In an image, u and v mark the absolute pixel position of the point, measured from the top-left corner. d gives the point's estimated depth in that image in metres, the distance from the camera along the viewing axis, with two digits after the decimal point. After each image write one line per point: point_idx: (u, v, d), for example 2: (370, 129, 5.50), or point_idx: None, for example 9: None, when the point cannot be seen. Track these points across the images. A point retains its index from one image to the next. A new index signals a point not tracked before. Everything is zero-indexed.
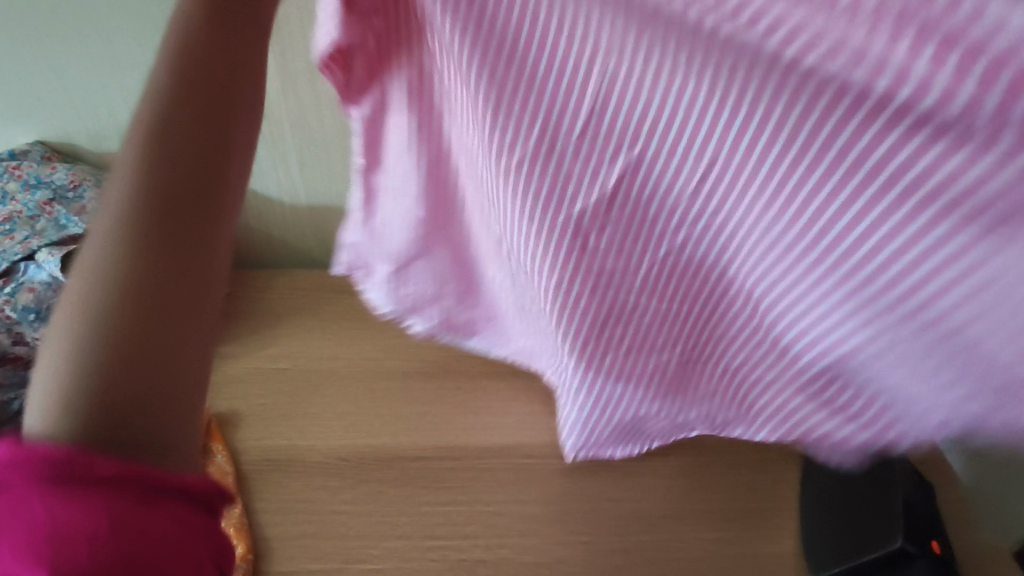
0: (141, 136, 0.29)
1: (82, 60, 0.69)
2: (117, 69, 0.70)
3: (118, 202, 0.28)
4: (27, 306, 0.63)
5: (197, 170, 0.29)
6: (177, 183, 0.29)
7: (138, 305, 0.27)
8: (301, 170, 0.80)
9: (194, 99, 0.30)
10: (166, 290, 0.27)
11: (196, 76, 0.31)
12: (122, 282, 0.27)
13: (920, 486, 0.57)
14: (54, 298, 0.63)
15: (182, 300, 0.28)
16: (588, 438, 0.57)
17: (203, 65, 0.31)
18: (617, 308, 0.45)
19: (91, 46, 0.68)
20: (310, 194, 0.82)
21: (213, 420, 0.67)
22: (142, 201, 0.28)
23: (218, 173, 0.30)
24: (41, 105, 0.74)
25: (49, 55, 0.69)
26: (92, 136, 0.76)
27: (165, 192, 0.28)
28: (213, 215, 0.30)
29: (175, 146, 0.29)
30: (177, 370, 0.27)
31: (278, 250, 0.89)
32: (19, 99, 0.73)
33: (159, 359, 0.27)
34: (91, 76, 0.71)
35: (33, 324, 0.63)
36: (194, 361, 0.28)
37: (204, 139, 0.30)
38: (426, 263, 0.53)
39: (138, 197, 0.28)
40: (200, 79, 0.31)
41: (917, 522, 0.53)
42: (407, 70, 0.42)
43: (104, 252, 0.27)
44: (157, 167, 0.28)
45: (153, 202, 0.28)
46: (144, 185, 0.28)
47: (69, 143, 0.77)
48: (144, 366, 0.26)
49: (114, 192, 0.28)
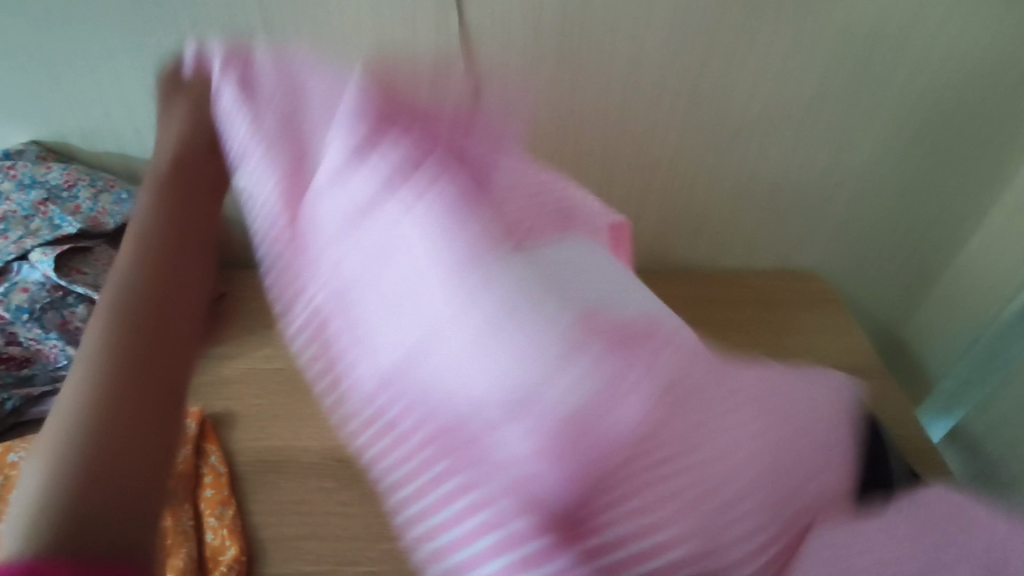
0: (124, 267, 0.30)
1: (78, 59, 0.69)
2: (114, 68, 0.70)
3: (93, 333, 0.27)
4: (20, 306, 0.62)
5: (172, 286, 0.30)
6: (154, 298, 0.29)
7: (104, 409, 0.24)
8: None
9: (199, 221, 0.35)
10: (136, 389, 0.26)
11: (186, 207, 0.35)
12: (90, 394, 0.25)
13: None
14: (48, 299, 0.63)
15: (155, 401, 0.26)
16: None
17: (188, 187, 0.37)
18: None
19: (87, 45, 0.68)
20: None
21: (207, 421, 0.66)
22: (121, 317, 0.28)
23: (187, 289, 0.31)
24: (36, 105, 0.73)
25: (44, 54, 0.69)
26: (88, 137, 0.76)
27: (142, 307, 0.28)
28: (189, 326, 0.29)
29: (161, 265, 0.31)
30: (146, 470, 0.24)
31: None
32: (14, 98, 0.73)
33: (128, 460, 0.23)
34: (88, 75, 0.71)
35: (27, 325, 0.62)
36: (164, 462, 0.24)
37: (178, 263, 0.31)
38: None
39: (115, 316, 0.28)
40: (190, 213, 0.35)
41: None
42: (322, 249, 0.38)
43: (77, 377, 0.26)
44: (131, 289, 0.29)
45: (128, 315, 0.28)
46: (118, 306, 0.28)
47: (65, 142, 0.77)
48: (111, 466, 0.23)
49: (96, 324, 0.28)
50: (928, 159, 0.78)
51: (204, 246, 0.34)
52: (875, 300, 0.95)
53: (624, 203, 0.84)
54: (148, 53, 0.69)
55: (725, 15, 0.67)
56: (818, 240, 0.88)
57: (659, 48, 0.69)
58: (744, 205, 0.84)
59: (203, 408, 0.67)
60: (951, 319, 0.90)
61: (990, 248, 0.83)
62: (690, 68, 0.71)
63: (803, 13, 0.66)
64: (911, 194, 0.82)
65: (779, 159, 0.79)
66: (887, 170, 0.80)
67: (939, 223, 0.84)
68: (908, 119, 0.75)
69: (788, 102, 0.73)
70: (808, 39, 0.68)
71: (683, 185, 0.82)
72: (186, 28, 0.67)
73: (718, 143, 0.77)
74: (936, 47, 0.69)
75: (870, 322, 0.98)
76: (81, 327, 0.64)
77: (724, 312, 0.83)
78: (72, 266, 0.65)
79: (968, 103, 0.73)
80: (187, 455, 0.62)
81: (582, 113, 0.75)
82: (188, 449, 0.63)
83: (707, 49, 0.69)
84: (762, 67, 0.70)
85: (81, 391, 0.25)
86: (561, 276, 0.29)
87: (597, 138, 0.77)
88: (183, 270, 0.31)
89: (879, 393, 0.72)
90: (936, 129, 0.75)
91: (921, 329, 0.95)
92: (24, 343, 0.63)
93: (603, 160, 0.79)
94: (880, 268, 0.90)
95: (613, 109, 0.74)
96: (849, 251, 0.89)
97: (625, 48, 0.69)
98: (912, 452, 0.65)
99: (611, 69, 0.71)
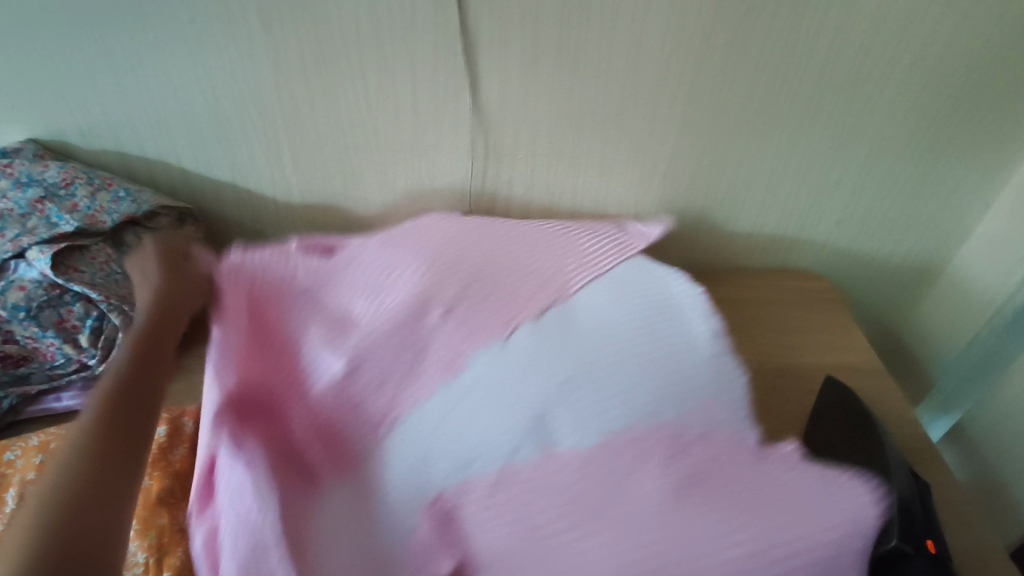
0: (79, 438, 0.45)
1: (74, 58, 0.69)
2: (109, 67, 0.70)
3: (52, 486, 0.42)
4: (17, 304, 0.61)
5: (121, 445, 0.46)
6: (109, 456, 0.44)
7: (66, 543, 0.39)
8: (295, 170, 0.80)
9: (149, 387, 0.51)
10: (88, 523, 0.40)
11: (139, 375, 0.51)
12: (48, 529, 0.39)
13: (915, 486, 0.56)
14: (45, 297, 0.62)
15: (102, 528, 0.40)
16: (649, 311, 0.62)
17: (146, 361, 0.53)
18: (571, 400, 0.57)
19: (82, 45, 0.68)
20: (304, 193, 0.82)
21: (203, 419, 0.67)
22: (74, 473, 0.42)
23: (140, 443, 0.47)
24: (33, 104, 0.73)
25: (40, 52, 0.69)
26: (86, 135, 0.76)
27: (99, 463, 0.44)
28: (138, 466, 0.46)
29: (119, 427, 0.47)
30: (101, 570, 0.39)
31: None
32: (10, 97, 0.72)
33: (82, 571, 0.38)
34: (83, 75, 0.71)
35: (23, 323, 0.62)
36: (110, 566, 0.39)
37: (141, 419, 0.48)
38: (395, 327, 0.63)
39: (70, 472, 0.42)
40: (142, 374, 0.51)
41: (913, 522, 0.52)
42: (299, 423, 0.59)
43: (40, 516, 0.40)
44: (89, 450, 0.44)
45: (84, 470, 0.43)
46: (79, 463, 0.43)
47: (62, 141, 0.76)
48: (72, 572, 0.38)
49: (51, 477, 0.42)
50: (925, 158, 0.78)
51: (149, 411, 0.49)
52: (873, 300, 0.94)
53: (622, 203, 0.84)
54: (146, 52, 0.69)
55: (722, 14, 0.67)
56: (816, 239, 0.88)
57: (657, 47, 0.69)
58: (742, 204, 0.84)
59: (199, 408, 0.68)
60: (949, 319, 0.89)
61: (988, 247, 0.83)
62: (687, 67, 0.71)
63: (800, 12, 0.66)
64: (908, 194, 0.82)
65: (776, 158, 0.79)
66: (885, 169, 0.80)
67: (936, 222, 0.84)
68: (905, 118, 0.75)
69: (786, 101, 0.74)
70: (805, 38, 0.68)
71: (681, 185, 0.82)
72: (185, 26, 0.67)
73: (716, 142, 0.77)
74: (933, 47, 0.69)
75: (868, 322, 0.97)
76: (79, 326, 0.63)
77: (722, 311, 0.83)
78: (69, 265, 0.64)
79: (965, 102, 0.73)
80: (182, 453, 0.62)
81: (579, 112, 0.75)
82: (183, 448, 0.63)
83: (704, 49, 0.69)
84: (759, 66, 0.71)
85: (51, 493, 0.41)
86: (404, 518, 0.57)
87: (596, 138, 0.77)
88: (128, 422, 0.47)
89: (876, 392, 0.72)
90: (933, 128, 0.76)
91: (919, 329, 0.95)
92: (20, 342, 0.62)
93: (602, 159, 0.79)
94: (878, 268, 0.90)
95: (611, 108, 0.74)
96: (846, 251, 0.89)
97: (622, 48, 0.69)
98: (908, 452, 0.65)
99: (609, 68, 0.71)
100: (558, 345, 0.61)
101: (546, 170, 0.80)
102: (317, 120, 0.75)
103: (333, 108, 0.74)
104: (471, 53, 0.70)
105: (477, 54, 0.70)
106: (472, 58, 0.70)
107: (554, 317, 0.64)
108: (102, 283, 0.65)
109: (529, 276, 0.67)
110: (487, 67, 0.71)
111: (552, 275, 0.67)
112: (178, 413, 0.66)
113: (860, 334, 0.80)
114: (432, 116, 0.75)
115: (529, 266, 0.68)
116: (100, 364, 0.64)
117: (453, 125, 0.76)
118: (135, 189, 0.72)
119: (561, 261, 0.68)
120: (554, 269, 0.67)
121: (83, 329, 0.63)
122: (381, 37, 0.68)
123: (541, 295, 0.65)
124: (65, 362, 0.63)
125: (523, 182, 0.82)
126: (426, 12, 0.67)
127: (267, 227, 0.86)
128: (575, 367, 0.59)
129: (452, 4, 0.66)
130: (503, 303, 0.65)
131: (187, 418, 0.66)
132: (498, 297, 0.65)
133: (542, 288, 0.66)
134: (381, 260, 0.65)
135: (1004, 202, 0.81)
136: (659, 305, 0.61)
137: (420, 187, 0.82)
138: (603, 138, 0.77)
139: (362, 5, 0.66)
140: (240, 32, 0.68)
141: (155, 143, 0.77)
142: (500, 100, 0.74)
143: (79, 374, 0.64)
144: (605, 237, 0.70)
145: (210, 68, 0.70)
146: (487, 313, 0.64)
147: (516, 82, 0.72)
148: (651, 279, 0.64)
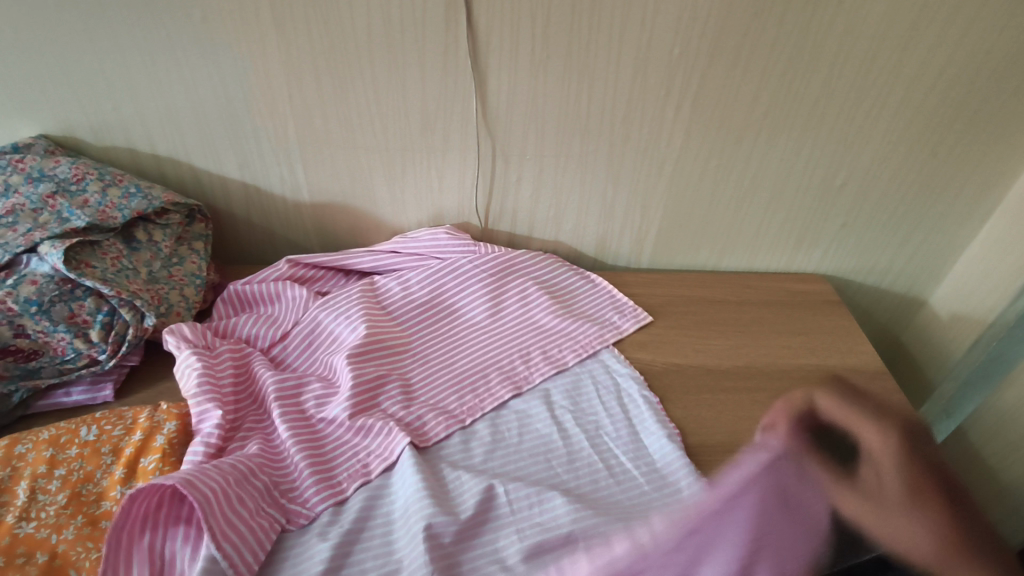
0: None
1: (90, 56, 0.70)
2: (121, 64, 0.70)
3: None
4: (29, 298, 0.61)
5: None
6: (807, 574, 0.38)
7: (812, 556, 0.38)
8: (303, 169, 0.80)
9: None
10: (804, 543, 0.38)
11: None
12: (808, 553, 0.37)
13: None
14: (57, 292, 0.62)
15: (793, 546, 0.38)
16: (593, 389, 0.70)
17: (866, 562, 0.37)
18: (526, 452, 0.63)
19: (98, 43, 0.69)
20: (312, 194, 0.83)
21: (181, 421, 0.62)
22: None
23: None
24: (45, 101, 0.73)
25: (56, 52, 0.69)
26: (97, 131, 0.76)
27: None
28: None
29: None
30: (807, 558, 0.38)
31: (280, 248, 0.89)
32: (23, 92, 0.73)
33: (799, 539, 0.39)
34: (97, 72, 0.71)
35: (35, 318, 0.61)
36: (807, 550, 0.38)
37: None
38: (385, 370, 0.69)
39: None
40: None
41: None
42: (286, 460, 0.60)
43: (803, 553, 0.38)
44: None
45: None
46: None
47: (73, 137, 0.77)
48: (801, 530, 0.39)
49: None
50: (930, 162, 0.79)
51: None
52: (877, 302, 0.95)
53: (629, 204, 0.84)
54: (161, 50, 0.69)
55: (731, 17, 0.67)
56: (820, 241, 0.88)
57: (665, 48, 0.69)
58: (747, 206, 0.84)
59: (178, 408, 0.63)
60: (952, 322, 0.90)
61: (992, 252, 0.83)
62: (695, 70, 0.71)
63: (807, 16, 0.67)
64: (913, 197, 0.82)
65: (783, 161, 0.80)
66: (890, 172, 0.80)
67: (940, 226, 0.85)
68: (910, 123, 0.75)
69: (791, 106, 0.74)
70: (812, 42, 0.69)
71: (688, 187, 0.82)
72: (197, 24, 0.68)
73: (723, 145, 0.78)
74: (937, 58, 0.70)
75: (871, 324, 0.98)
76: (89, 321, 0.63)
77: (728, 312, 0.84)
78: (81, 260, 0.64)
79: (969, 108, 0.74)
80: (154, 460, 0.57)
81: (588, 113, 0.75)
82: (156, 454, 0.58)
83: (712, 51, 0.70)
84: (767, 68, 0.71)
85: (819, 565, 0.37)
86: (386, 542, 0.54)
87: (603, 139, 0.77)
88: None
89: (879, 394, 0.72)
90: (937, 134, 0.76)
91: (921, 332, 0.95)
92: (32, 336, 0.61)
93: (609, 161, 0.80)
94: (882, 270, 0.91)
95: (619, 109, 0.75)
96: (849, 255, 0.90)
97: (631, 51, 0.70)
98: None
99: (617, 69, 0.71)
100: (534, 410, 0.68)
101: (552, 171, 0.81)
102: (326, 118, 0.76)
103: (344, 110, 0.75)
104: (481, 53, 0.70)
105: (488, 54, 0.70)
106: (483, 58, 0.70)
107: (531, 403, 0.69)
108: (113, 279, 0.65)
109: (498, 366, 0.72)
110: (496, 68, 0.71)
111: (521, 368, 0.72)
112: (158, 413, 0.62)
113: (863, 336, 0.81)
114: (440, 116, 0.75)
115: (501, 358, 0.73)
116: (110, 360, 0.64)
117: (462, 125, 0.76)
118: (145, 186, 0.73)
119: (526, 351, 0.73)
120: (526, 347, 0.74)
121: (94, 324, 0.63)
122: (392, 35, 0.69)
123: (504, 389, 0.70)
124: (75, 357, 0.63)
125: (528, 183, 0.82)
126: (438, 13, 0.67)
127: (274, 224, 0.86)
128: (534, 434, 0.65)
129: (463, 6, 0.66)
130: (468, 395, 0.69)
131: (166, 420, 0.61)
132: (467, 380, 0.70)
133: (505, 381, 0.70)
134: (367, 313, 0.73)
135: (1007, 206, 0.81)
136: (617, 389, 0.70)
137: (427, 187, 0.83)
138: (611, 138, 0.77)
139: (373, 5, 0.66)
140: (252, 30, 0.68)
141: (165, 140, 0.77)
142: (509, 100, 0.74)
143: (88, 369, 0.64)
144: (585, 332, 0.76)
145: (221, 66, 0.71)
146: (459, 380, 0.70)
147: (525, 83, 0.72)
148: (604, 370, 0.73)
